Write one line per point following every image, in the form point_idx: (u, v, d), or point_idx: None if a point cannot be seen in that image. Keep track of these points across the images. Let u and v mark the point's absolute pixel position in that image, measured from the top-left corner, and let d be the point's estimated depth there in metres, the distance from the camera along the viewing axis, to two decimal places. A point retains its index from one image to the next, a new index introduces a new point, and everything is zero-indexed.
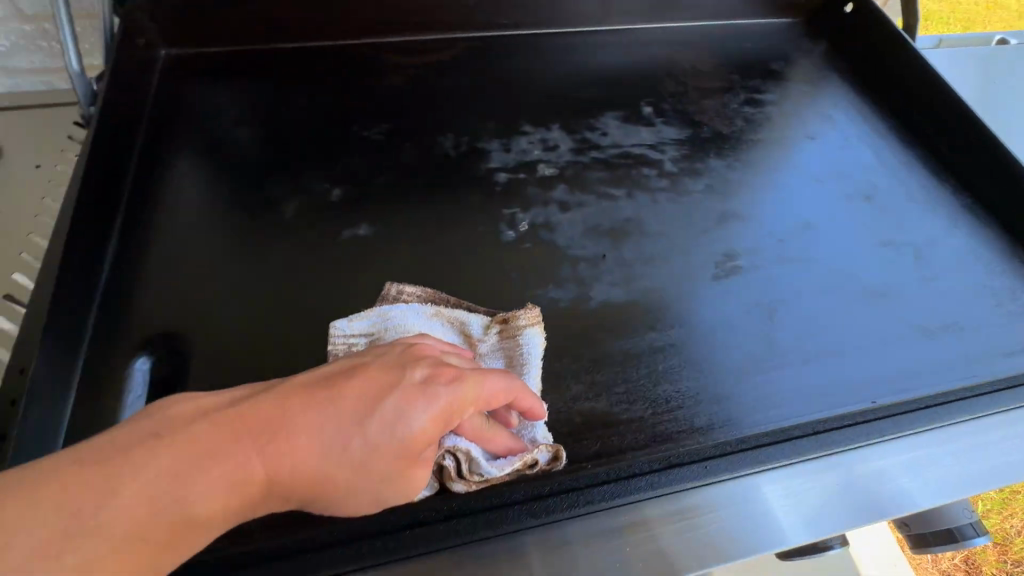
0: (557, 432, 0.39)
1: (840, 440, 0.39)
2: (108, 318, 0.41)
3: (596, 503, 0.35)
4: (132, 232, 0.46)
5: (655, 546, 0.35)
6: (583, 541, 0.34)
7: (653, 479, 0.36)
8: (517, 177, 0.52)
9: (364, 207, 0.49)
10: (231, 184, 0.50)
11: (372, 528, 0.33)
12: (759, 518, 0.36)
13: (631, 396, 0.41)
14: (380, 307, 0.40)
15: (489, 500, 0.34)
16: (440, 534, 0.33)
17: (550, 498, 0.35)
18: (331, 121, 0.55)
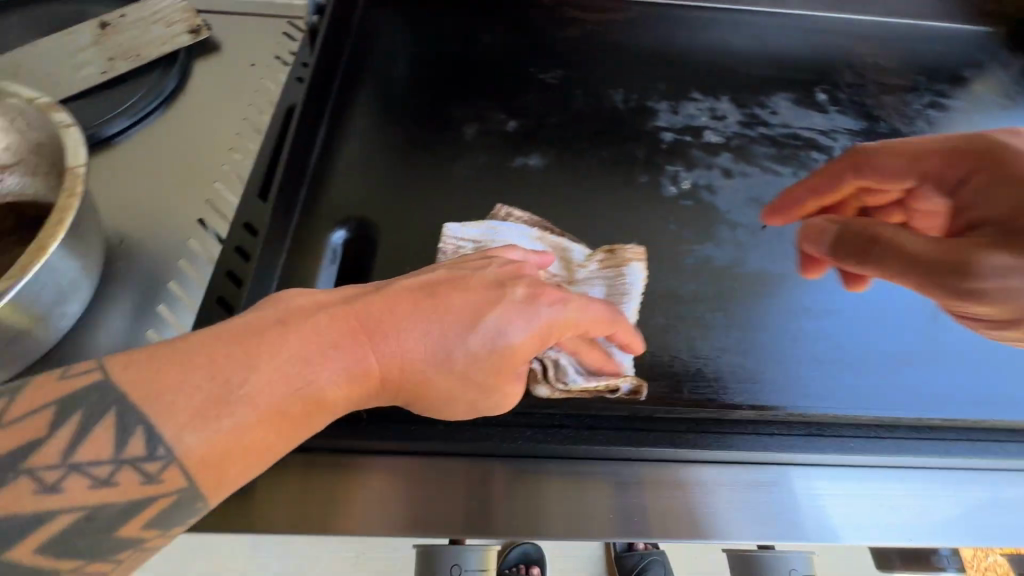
0: (703, 375, 0.40)
1: (871, 450, 0.37)
2: (312, 196, 0.47)
3: (613, 446, 0.36)
4: (335, 128, 0.51)
5: (645, 505, 0.35)
6: (573, 483, 0.36)
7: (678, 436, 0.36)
8: (683, 139, 0.53)
9: (536, 141, 0.51)
10: (418, 101, 0.54)
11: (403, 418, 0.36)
12: (757, 508, 0.35)
13: (729, 357, 0.41)
14: (490, 222, 0.44)
15: (510, 416, 0.37)
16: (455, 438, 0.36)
17: (570, 430, 0.36)
18: (510, 61, 0.58)
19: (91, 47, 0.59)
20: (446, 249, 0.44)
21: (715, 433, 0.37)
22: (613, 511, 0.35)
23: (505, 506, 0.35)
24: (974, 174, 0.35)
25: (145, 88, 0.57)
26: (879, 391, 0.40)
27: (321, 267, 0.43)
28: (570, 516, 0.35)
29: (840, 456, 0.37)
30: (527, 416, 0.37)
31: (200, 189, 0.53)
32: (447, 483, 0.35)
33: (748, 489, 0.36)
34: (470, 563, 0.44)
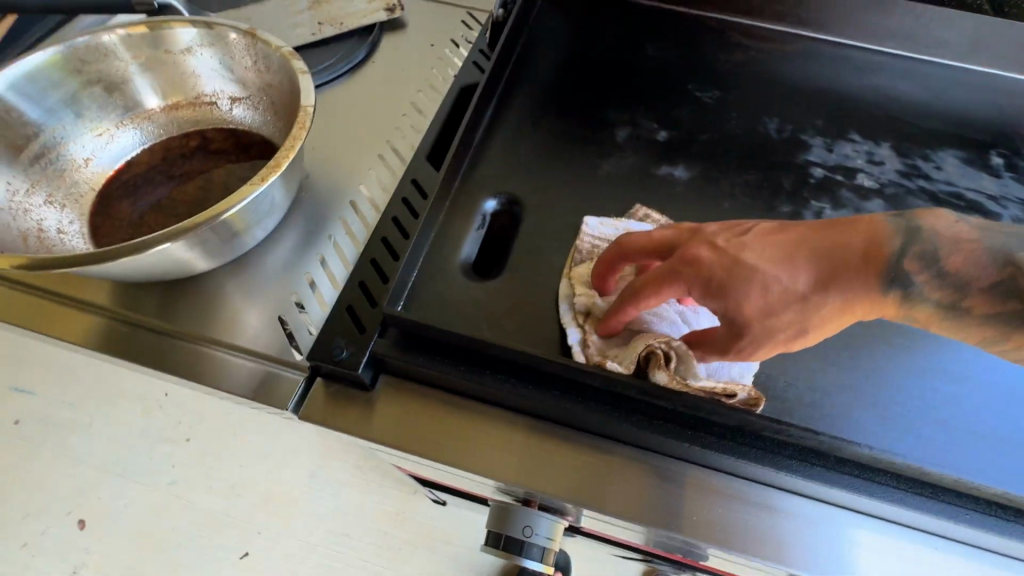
0: (809, 410, 0.41)
1: (939, 510, 0.35)
2: (472, 167, 0.51)
3: (657, 439, 0.39)
4: (500, 111, 0.56)
5: (679, 506, 0.39)
6: (615, 467, 0.40)
7: (728, 445, 0.38)
8: (834, 177, 0.52)
9: (684, 153, 0.53)
10: (580, 99, 0.58)
11: (482, 372, 0.42)
12: (788, 538, 0.38)
13: (787, 388, 0.41)
14: (626, 222, 0.48)
15: (570, 392, 0.41)
16: (524, 401, 0.41)
17: (624, 417, 0.40)
18: (668, 74, 0.60)
19: (307, 12, 0.69)
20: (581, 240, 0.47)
21: (818, 465, 0.37)
22: (680, 510, 0.39)
23: (578, 480, 0.40)
24: (713, 285, 0.38)
25: (345, 52, 0.67)
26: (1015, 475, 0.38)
27: (472, 225, 0.48)
28: (641, 505, 0.39)
29: (938, 526, 0.36)
30: (594, 399, 0.40)
31: (372, 145, 0.60)
32: (536, 446, 0.41)
33: (819, 524, 0.38)
34: (540, 528, 0.46)
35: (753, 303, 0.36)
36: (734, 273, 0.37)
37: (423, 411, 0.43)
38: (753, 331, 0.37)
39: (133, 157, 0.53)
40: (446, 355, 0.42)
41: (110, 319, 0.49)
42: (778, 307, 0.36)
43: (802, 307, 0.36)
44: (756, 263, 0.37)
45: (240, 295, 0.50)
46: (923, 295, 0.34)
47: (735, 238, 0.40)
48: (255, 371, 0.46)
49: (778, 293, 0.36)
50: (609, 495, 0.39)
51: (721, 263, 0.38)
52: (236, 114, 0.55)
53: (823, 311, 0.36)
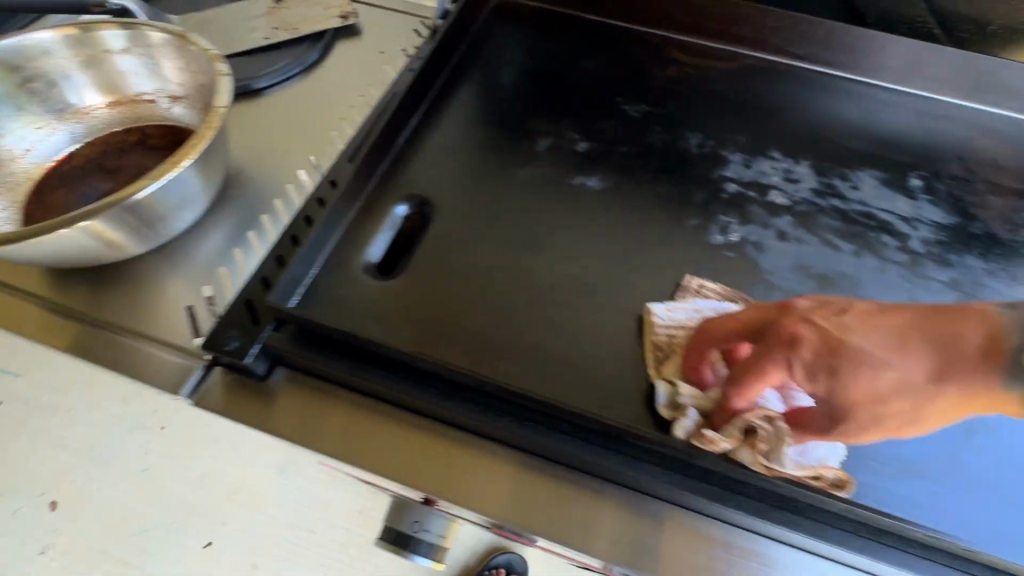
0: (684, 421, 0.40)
1: (784, 522, 0.37)
2: (390, 171, 0.53)
3: (526, 439, 0.41)
4: (428, 117, 0.58)
5: (545, 507, 0.40)
6: (489, 467, 0.42)
7: (592, 449, 0.40)
8: (746, 193, 0.53)
9: (601, 164, 0.54)
10: (509, 110, 0.59)
11: (369, 368, 0.44)
12: (646, 544, 0.39)
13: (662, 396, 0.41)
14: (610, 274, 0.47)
15: (450, 390, 0.43)
16: (405, 396, 0.43)
17: (497, 416, 0.42)
18: (601, 88, 0.61)
19: (263, 16, 0.72)
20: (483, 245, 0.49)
21: (675, 471, 0.39)
22: (554, 511, 0.40)
23: (458, 479, 0.41)
24: (820, 367, 0.32)
25: (294, 56, 0.69)
26: (877, 490, 0.39)
27: (378, 232, 0.49)
28: (518, 505, 0.41)
29: (795, 538, 0.37)
30: (471, 398, 0.42)
31: (308, 147, 0.62)
32: (420, 443, 0.43)
33: (681, 531, 0.39)
34: (432, 526, 0.48)
35: (851, 391, 0.31)
36: (803, 340, 0.33)
37: (318, 404, 0.44)
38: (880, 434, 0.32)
39: (71, 151, 0.55)
40: (337, 350, 0.44)
41: (31, 303, 0.51)
42: (875, 395, 0.30)
43: (915, 397, 0.30)
44: (867, 347, 0.30)
45: (158, 285, 0.51)
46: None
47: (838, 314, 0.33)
48: (163, 359, 0.48)
49: (883, 385, 0.30)
50: (478, 493, 0.41)
51: (821, 340, 0.32)
52: (174, 112, 0.57)
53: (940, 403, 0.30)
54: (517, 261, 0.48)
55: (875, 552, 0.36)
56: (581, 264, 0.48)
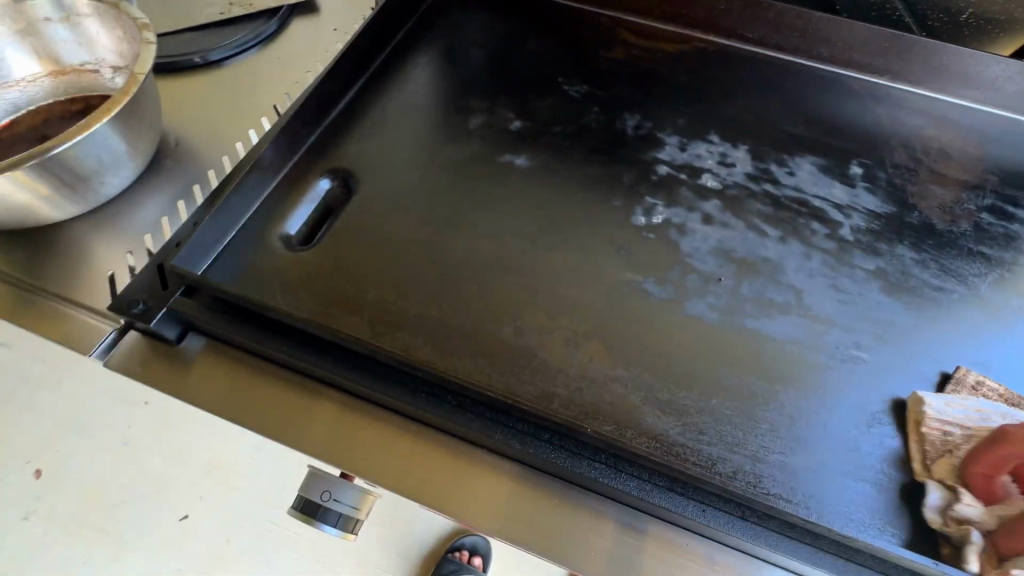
0: (576, 398, 0.40)
1: (668, 501, 0.37)
2: (319, 145, 0.53)
3: (422, 411, 0.40)
4: (364, 93, 0.58)
5: (436, 482, 0.39)
6: (382, 439, 0.41)
7: (485, 423, 0.40)
8: (676, 176, 0.52)
9: (532, 143, 0.54)
10: (447, 87, 0.59)
11: (276, 336, 0.44)
12: (534, 521, 0.38)
13: (558, 374, 0.41)
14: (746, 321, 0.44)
15: (353, 359, 0.43)
16: (307, 364, 0.42)
17: (396, 387, 0.41)
18: (544, 68, 0.61)
19: None
20: (401, 220, 0.49)
21: (572, 451, 0.39)
22: (449, 486, 0.39)
23: (359, 451, 0.40)
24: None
25: (246, 31, 0.69)
26: (773, 478, 0.37)
27: (299, 205, 0.50)
28: (416, 479, 0.40)
29: (689, 521, 0.36)
30: (371, 368, 0.42)
31: (250, 120, 0.62)
32: (323, 414, 0.42)
33: (577, 509, 0.38)
34: (343, 497, 0.48)
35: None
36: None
37: (228, 373, 0.44)
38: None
39: (14, 119, 0.56)
40: (245, 319, 0.44)
41: None
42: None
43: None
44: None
45: (85, 250, 0.52)
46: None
47: None
48: (83, 323, 0.49)
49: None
50: (370, 465, 0.40)
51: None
52: (117, 83, 0.57)
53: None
54: (434, 235, 0.48)
55: (759, 538, 0.35)
56: (495, 245, 0.48)
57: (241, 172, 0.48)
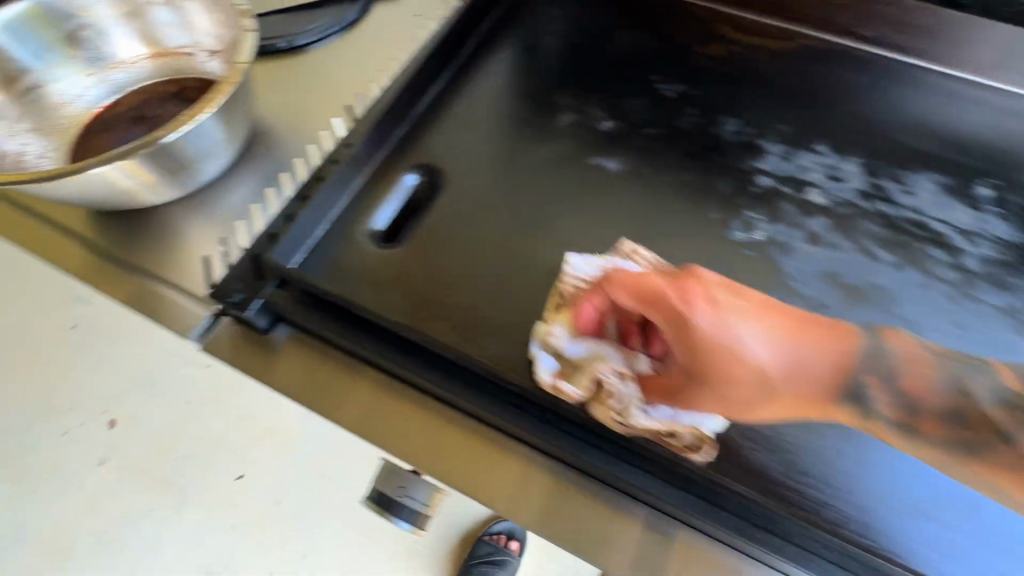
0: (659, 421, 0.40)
1: (733, 527, 0.37)
2: (406, 138, 0.53)
3: (497, 416, 0.41)
4: (451, 84, 0.56)
5: (495, 480, 0.41)
6: (453, 437, 0.42)
7: (559, 434, 0.40)
8: (780, 189, 0.49)
9: (624, 146, 0.51)
10: (534, 81, 0.57)
11: (354, 328, 0.44)
12: (590, 529, 0.39)
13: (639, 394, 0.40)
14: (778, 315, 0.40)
15: (433, 359, 0.43)
16: (385, 359, 0.43)
17: (474, 390, 0.42)
18: (635, 63, 0.57)
19: None
20: (489, 223, 0.48)
21: (636, 465, 0.39)
22: (502, 484, 0.40)
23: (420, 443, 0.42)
24: (698, 342, 0.37)
25: (330, 17, 0.68)
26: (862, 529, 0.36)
27: (385, 200, 0.49)
28: (472, 476, 0.41)
29: (736, 541, 0.37)
30: (452, 370, 0.42)
31: (334, 109, 0.62)
32: (396, 409, 0.43)
33: (629, 521, 0.39)
34: (417, 495, 0.49)
35: (748, 376, 0.37)
36: (720, 336, 0.37)
37: (310, 363, 0.45)
38: (711, 383, 0.37)
39: (115, 100, 0.58)
40: (325, 309, 0.45)
41: (70, 240, 0.55)
42: (748, 382, 0.37)
43: (769, 386, 0.37)
44: (750, 326, 0.37)
45: (181, 232, 0.54)
46: (883, 414, 0.37)
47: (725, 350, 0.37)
48: (179, 305, 0.51)
49: (746, 365, 0.36)
50: (437, 461, 0.42)
51: (712, 323, 0.37)
52: (210, 67, 0.58)
53: (772, 395, 0.38)
54: (521, 241, 0.47)
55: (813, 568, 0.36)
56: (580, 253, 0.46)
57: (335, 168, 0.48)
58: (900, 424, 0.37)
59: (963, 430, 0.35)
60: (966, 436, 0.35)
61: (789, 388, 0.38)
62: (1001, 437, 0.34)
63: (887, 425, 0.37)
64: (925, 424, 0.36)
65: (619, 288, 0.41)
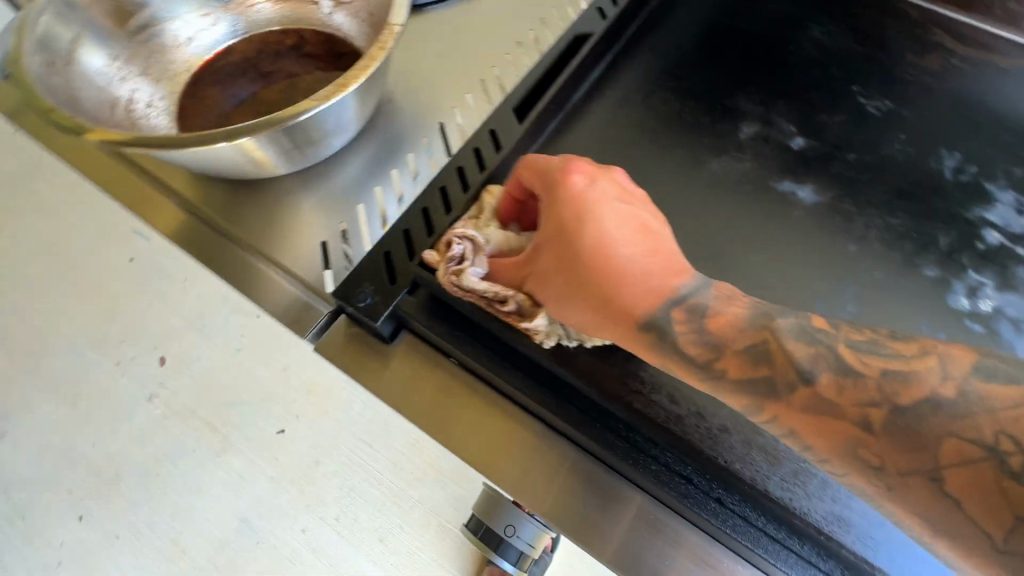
0: (827, 509, 0.33)
1: None
2: (561, 132, 0.46)
3: (619, 458, 0.34)
4: (614, 70, 0.48)
5: (584, 516, 0.35)
6: (553, 467, 0.37)
7: (692, 495, 0.33)
8: (1012, 249, 0.40)
9: (818, 170, 0.43)
10: (710, 74, 0.48)
11: (468, 334, 0.38)
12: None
13: (800, 473, 0.33)
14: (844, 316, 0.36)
15: (556, 387, 0.36)
16: (495, 373, 0.37)
17: (595, 428, 0.35)
18: (831, 67, 0.48)
19: None
20: None
21: (781, 547, 0.32)
22: (584, 520, 0.35)
23: (483, 443, 0.37)
24: (553, 212, 0.36)
25: None
26: None
27: None
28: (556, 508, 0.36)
29: (725, 539, 0.33)
30: (580, 400, 0.36)
31: (464, 83, 0.53)
32: (500, 431, 0.38)
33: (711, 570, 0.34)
34: (524, 534, 0.44)
35: (553, 225, 0.36)
36: (574, 209, 0.36)
37: (432, 384, 0.39)
38: (548, 264, 0.35)
39: (231, 46, 0.52)
40: (441, 306, 0.39)
41: (167, 197, 0.49)
42: (581, 276, 0.34)
43: (587, 278, 0.34)
44: (607, 216, 0.36)
45: (292, 207, 0.48)
46: (679, 346, 0.32)
47: (577, 248, 0.35)
48: (291, 293, 0.45)
49: (584, 247, 0.35)
50: (526, 486, 0.36)
51: (579, 194, 0.36)
52: (337, 21, 0.52)
53: (589, 297, 0.34)
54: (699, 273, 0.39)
55: None
56: (769, 295, 0.39)
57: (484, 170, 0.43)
58: (699, 361, 0.32)
59: (760, 368, 0.31)
60: (764, 373, 0.30)
61: (605, 287, 0.34)
62: (794, 370, 0.30)
63: (682, 361, 0.33)
64: (726, 363, 0.31)
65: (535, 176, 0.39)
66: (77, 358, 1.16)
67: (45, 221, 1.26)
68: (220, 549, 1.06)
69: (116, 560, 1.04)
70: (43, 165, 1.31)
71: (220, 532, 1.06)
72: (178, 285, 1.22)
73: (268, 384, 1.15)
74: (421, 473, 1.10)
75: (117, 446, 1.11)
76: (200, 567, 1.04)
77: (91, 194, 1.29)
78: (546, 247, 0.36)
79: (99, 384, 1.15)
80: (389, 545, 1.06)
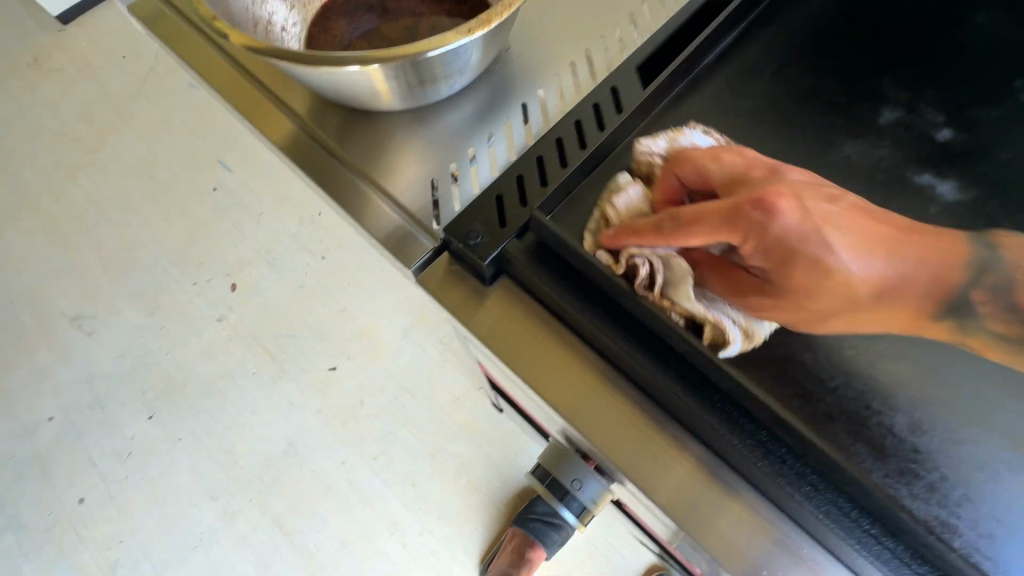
0: (931, 510, 0.31)
1: None
2: (685, 97, 0.44)
3: (711, 424, 0.35)
4: (749, 39, 0.46)
5: (664, 475, 0.37)
6: (638, 424, 0.38)
7: (782, 470, 0.33)
8: None
9: (966, 167, 0.40)
10: (853, 53, 0.45)
11: (573, 284, 0.39)
12: (755, 551, 0.35)
13: (903, 468, 0.32)
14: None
15: (657, 348, 0.36)
16: (595, 326, 0.37)
17: (696, 394, 0.35)
18: (995, 59, 0.44)
19: None
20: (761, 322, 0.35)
21: (866, 532, 0.32)
22: (662, 477, 0.36)
23: (573, 399, 0.39)
24: (775, 249, 0.30)
25: None
26: None
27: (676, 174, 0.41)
28: (636, 463, 0.37)
29: (816, 528, 0.33)
30: (680, 364, 0.36)
31: (582, 39, 0.51)
32: (588, 381, 0.39)
33: (784, 545, 0.35)
34: (588, 490, 0.46)
35: (785, 262, 0.30)
36: (801, 243, 0.30)
37: (526, 330, 0.40)
38: (793, 298, 0.31)
39: None
40: (548, 254, 0.40)
41: (287, 119, 0.51)
42: (844, 301, 0.31)
43: (852, 298, 0.31)
44: (839, 240, 0.30)
45: (402, 142, 0.49)
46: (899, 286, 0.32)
47: (833, 272, 0.30)
48: (396, 225, 0.47)
49: (839, 277, 0.30)
50: (610, 437, 0.38)
51: (797, 223, 0.30)
52: None
53: (865, 311, 0.31)
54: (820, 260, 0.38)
55: None
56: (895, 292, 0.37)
57: (604, 129, 0.43)
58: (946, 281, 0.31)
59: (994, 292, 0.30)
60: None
61: (882, 308, 0.31)
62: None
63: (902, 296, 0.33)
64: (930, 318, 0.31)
65: (698, 169, 0.36)
66: (161, 273, 1.25)
67: (145, 144, 1.35)
68: (267, 467, 1.10)
69: (175, 459, 1.12)
70: (146, 92, 1.40)
71: (268, 451, 1.12)
72: (260, 218, 1.29)
73: (328, 323, 1.20)
74: (460, 427, 1.13)
75: (188, 356, 1.19)
76: (246, 479, 1.10)
77: (185, 123, 1.37)
78: (783, 278, 0.31)
79: (178, 298, 1.23)
80: (423, 491, 1.08)
